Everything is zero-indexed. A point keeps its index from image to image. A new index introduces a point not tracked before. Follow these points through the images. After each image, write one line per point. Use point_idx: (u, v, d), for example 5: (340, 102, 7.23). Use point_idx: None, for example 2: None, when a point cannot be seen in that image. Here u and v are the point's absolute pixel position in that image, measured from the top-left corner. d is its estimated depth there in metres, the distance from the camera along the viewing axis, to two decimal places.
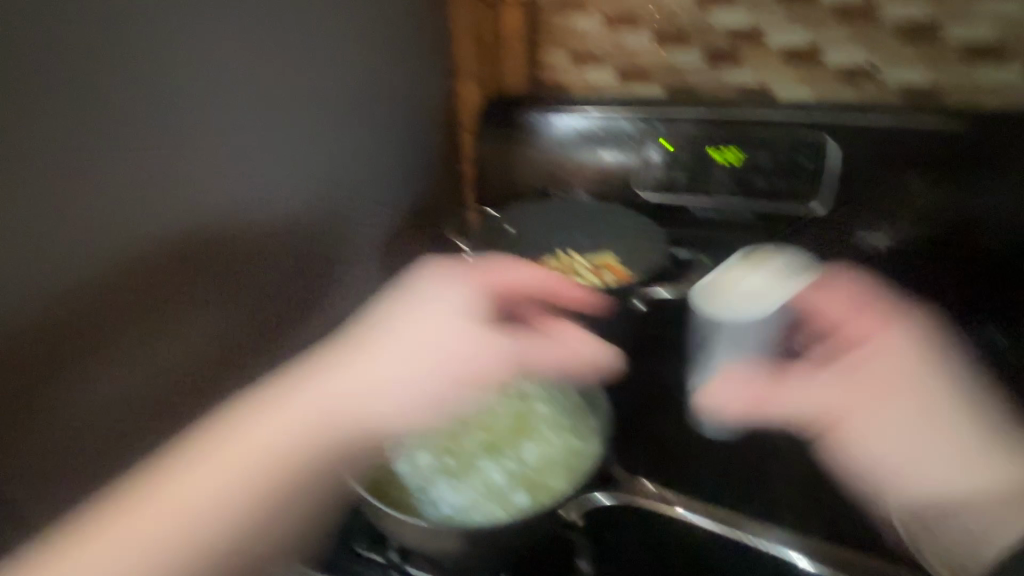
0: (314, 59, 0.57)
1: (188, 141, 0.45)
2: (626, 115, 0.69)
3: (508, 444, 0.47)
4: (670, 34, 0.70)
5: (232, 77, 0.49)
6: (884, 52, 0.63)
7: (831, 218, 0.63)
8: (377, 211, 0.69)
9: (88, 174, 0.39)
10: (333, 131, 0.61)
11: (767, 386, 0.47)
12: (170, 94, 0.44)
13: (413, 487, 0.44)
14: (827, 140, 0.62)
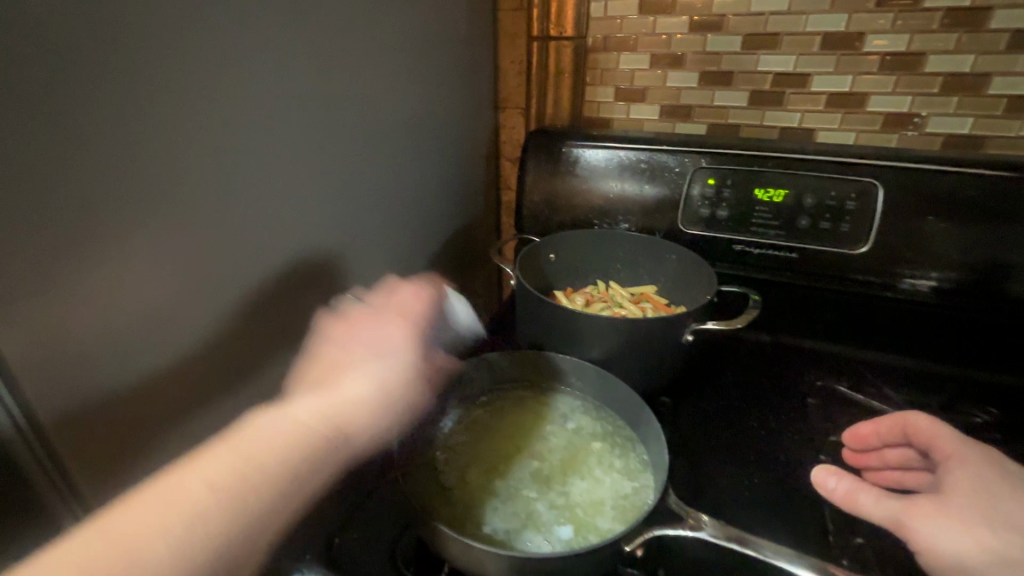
0: (397, 78, 0.59)
1: (269, 97, 0.42)
2: (672, 152, 0.70)
3: (557, 479, 0.45)
4: (716, 75, 0.73)
5: (329, 72, 0.48)
6: (928, 101, 0.65)
7: (874, 259, 0.63)
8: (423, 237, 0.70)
9: (193, 143, 0.37)
10: (402, 155, 0.62)
11: (897, 510, 0.38)
12: (292, 121, 0.45)
13: (455, 504, 0.43)
14: (874, 184, 0.63)
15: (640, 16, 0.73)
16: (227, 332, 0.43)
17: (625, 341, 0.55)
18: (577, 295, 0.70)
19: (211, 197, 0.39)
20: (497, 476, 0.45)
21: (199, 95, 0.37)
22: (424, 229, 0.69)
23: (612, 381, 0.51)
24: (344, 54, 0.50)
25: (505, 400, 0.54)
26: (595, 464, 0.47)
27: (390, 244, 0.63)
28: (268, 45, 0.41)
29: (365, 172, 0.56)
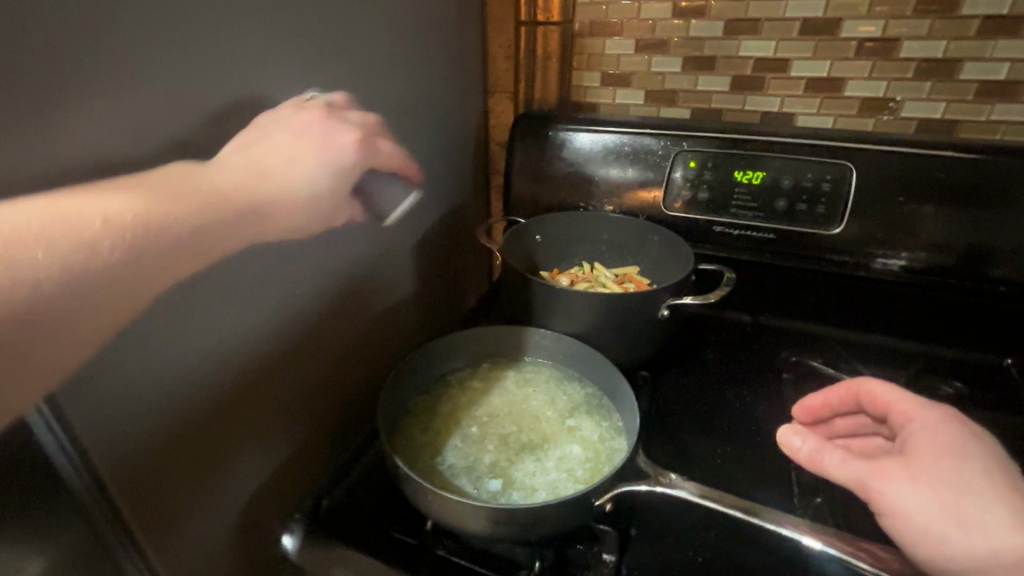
0: (391, 60, 0.60)
1: (266, 43, 0.43)
2: (656, 135, 0.72)
3: (517, 451, 0.47)
4: (698, 60, 0.74)
5: (325, 42, 0.49)
6: (904, 86, 0.66)
7: (847, 239, 0.65)
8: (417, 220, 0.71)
9: (173, 56, 0.36)
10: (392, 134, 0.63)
11: (861, 472, 0.41)
12: (287, 89, 0.45)
13: (430, 464, 0.45)
14: (850, 169, 0.64)
15: (627, 1, 0.74)
16: None
17: (605, 319, 0.57)
18: (563, 276, 0.72)
19: (177, 121, 0.37)
20: (475, 426, 0.49)
21: (184, 53, 0.37)
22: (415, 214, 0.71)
23: (599, 354, 0.53)
24: (339, 35, 0.51)
25: (489, 370, 0.56)
26: (562, 451, 0.47)
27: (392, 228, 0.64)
28: (270, 28, 0.43)
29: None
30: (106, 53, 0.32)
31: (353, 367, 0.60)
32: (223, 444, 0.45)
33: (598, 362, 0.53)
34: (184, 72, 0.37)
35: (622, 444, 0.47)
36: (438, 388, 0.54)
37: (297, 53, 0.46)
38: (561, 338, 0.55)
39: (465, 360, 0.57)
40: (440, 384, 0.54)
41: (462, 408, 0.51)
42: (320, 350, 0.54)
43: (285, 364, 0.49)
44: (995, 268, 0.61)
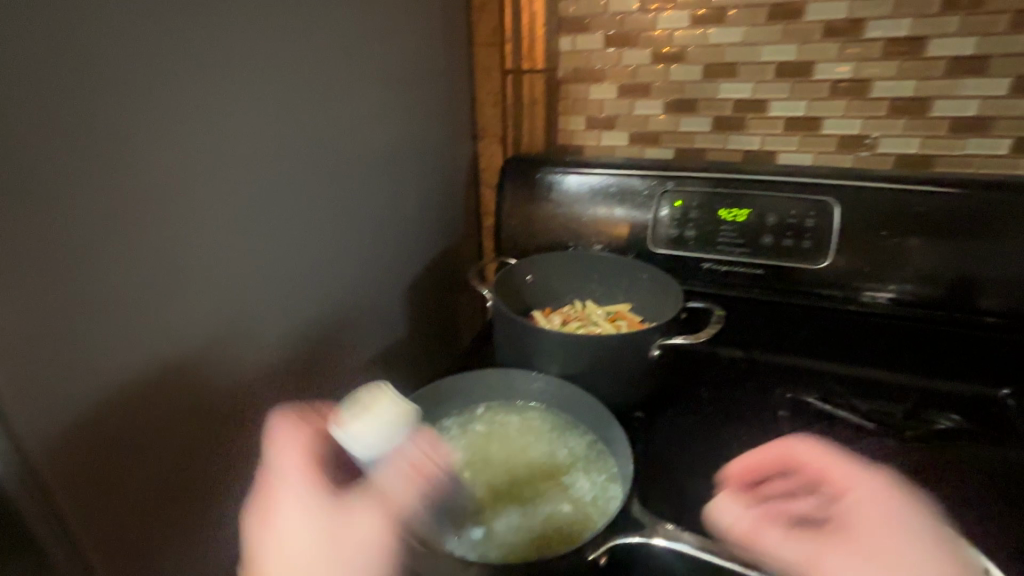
0: (375, 110, 0.62)
1: (247, 95, 0.44)
2: (641, 176, 0.73)
3: (505, 501, 0.46)
4: (680, 104, 0.76)
5: (307, 98, 0.51)
6: (880, 124, 0.68)
7: (837, 274, 0.66)
8: (405, 263, 0.72)
9: (155, 110, 0.37)
10: (379, 182, 0.65)
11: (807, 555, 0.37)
12: (258, 139, 0.46)
13: (420, 515, 0.44)
14: (833, 205, 0.66)
15: (608, 48, 0.77)
16: (219, 359, 0.45)
17: (598, 362, 0.56)
18: (555, 316, 0.72)
19: (161, 171, 0.38)
20: (468, 472, 0.49)
21: (151, 116, 0.37)
22: (401, 257, 0.71)
23: (593, 399, 0.52)
24: (318, 87, 0.52)
25: (484, 414, 0.55)
26: (551, 503, 0.46)
27: (371, 269, 0.65)
28: (248, 84, 0.44)
29: (342, 198, 0.58)
30: (94, 109, 0.34)
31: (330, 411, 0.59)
32: (190, 486, 0.44)
33: (592, 407, 0.52)
34: (166, 125, 0.38)
35: (618, 496, 0.46)
36: (432, 433, 0.53)
37: (278, 104, 0.48)
38: (555, 381, 0.54)
39: (457, 405, 0.55)
40: (434, 428, 0.53)
41: (454, 455, 0.50)
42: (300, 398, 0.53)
43: (251, 408, 0.49)
44: (981, 300, 0.63)
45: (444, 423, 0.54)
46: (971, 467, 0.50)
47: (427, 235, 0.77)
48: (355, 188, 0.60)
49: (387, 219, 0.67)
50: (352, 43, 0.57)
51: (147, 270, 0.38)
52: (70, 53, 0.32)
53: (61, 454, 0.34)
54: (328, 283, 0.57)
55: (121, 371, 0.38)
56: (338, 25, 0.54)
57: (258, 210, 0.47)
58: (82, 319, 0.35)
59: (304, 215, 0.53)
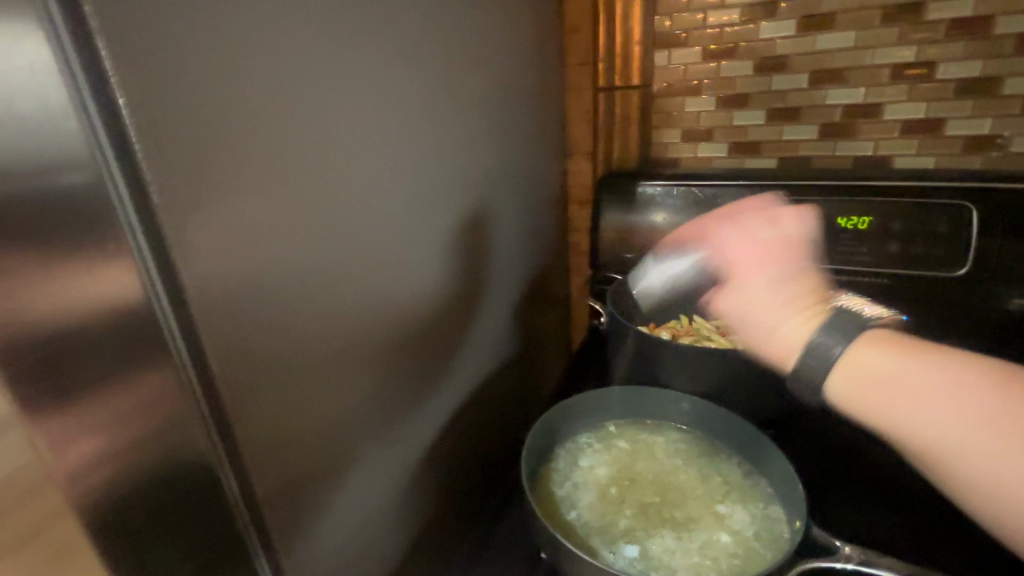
0: (486, 122, 0.64)
1: (401, 109, 0.46)
2: (747, 188, 0.72)
3: (661, 518, 0.44)
4: (783, 112, 0.75)
5: (438, 110, 0.53)
6: (1010, 123, 0.65)
7: (978, 280, 0.62)
8: (510, 278, 0.72)
9: (342, 121, 0.39)
10: (490, 194, 0.66)
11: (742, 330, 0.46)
12: (409, 162, 0.48)
13: (575, 526, 0.44)
14: (967, 210, 0.62)
15: (704, 61, 0.76)
16: (377, 363, 0.46)
17: (731, 377, 0.55)
18: (663, 331, 0.71)
19: (345, 178, 0.40)
20: (616, 487, 0.48)
21: (338, 134, 0.39)
22: (507, 275, 0.72)
23: (738, 417, 0.50)
24: (447, 109, 0.54)
25: (620, 432, 0.54)
26: (712, 527, 0.43)
27: (485, 286, 0.66)
28: (401, 99, 0.46)
29: (464, 217, 0.59)
30: (304, 122, 0.35)
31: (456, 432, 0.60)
32: (355, 492, 0.45)
33: (738, 427, 0.50)
34: (350, 136, 0.40)
35: (786, 525, 0.43)
36: (570, 449, 0.52)
37: (421, 115, 0.49)
38: (690, 400, 0.53)
39: (590, 423, 0.55)
40: (572, 445, 0.53)
41: (599, 471, 0.50)
42: (429, 403, 0.54)
43: (400, 415, 0.50)
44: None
45: (581, 439, 0.53)
46: None
47: (527, 252, 0.77)
48: (473, 198, 0.61)
49: (496, 230, 0.68)
50: (468, 62, 0.58)
51: (333, 276, 0.39)
52: (291, 90, 0.34)
53: (266, 453, 0.35)
54: (456, 300, 0.58)
55: (318, 383, 0.39)
56: (461, 52, 0.56)
57: (408, 217, 0.48)
58: (289, 321, 0.36)
59: (439, 222, 0.54)
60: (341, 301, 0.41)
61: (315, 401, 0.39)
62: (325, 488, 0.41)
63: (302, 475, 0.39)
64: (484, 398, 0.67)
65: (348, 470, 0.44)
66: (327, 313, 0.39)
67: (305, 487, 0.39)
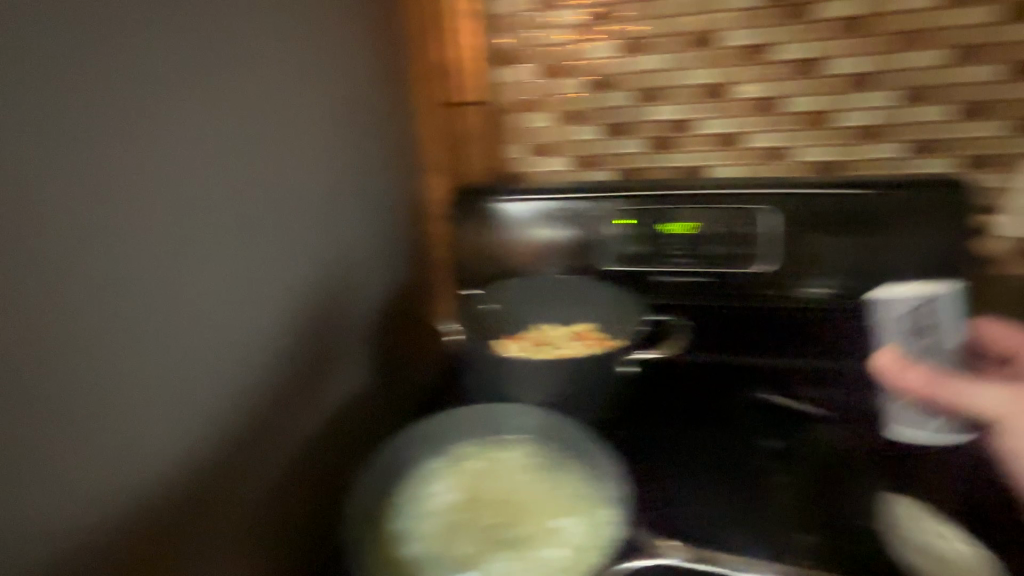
0: (314, 132, 0.60)
1: (163, 125, 0.42)
2: (588, 199, 0.75)
3: (498, 543, 0.44)
4: (614, 128, 0.80)
5: (234, 123, 0.49)
6: (797, 136, 0.74)
7: (774, 275, 0.71)
8: (362, 294, 0.70)
9: (56, 147, 0.34)
10: (325, 208, 0.62)
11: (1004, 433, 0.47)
12: (209, 202, 0.46)
13: (408, 562, 0.43)
14: (761, 211, 0.70)
15: (541, 79, 0.80)
16: (157, 405, 0.42)
17: (570, 386, 0.57)
18: (520, 342, 0.72)
19: (73, 209, 0.35)
20: (460, 512, 0.47)
21: (56, 162, 0.34)
22: (358, 300, 0.69)
23: (568, 424, 0.53)
24: (262, 139, 0.52)
25: (474, 450, 0.54)
26: (547, 541, 0.43)
27: (332, 313, 0.64)
28: (163, 116, 0.42)
29: (298, 249, 0.57)
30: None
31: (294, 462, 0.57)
32: (153, 539, 0.42)
33: (568, 435, 0.53)
34: (73, 162, 0.35)
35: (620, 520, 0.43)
36: (420, 477, 0.51)
37: (201, 130, 0.45)
38: (530, 412, 0.55)
39: (441, 445, 0.54)
40: (421, 472, 0.52)
41: (447, 497, 0.49)
42: (253, 431, 0.52)
43: (207, 450, 0.46)
44: (891, 281, 0.68)
45: (432, 464, 0.53)
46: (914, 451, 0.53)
47: (383, 271, 0.75)
48: (299, 214, 0.58)
49: (338, 244, 0.65)
50: (278, 70, 0.54)
51: (63, 320, 0.35)
52: None
53: None
54: (282, 322, 0.55)
55: (53, 439, 0.35)
56: (275, 77, 0.54)
57: (191, 243, 0.44)
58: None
59: (245, 244, 0.50)
60: (84, 344, 0.36)
61: (64, 468, 0.36)
62: (96, 544, 0.38)
63: (50, 539, 0.35)
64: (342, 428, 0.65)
65: (133, 521, 0.40)
66: (58, 361, 0.35)
67: (62, 548, 0.36)
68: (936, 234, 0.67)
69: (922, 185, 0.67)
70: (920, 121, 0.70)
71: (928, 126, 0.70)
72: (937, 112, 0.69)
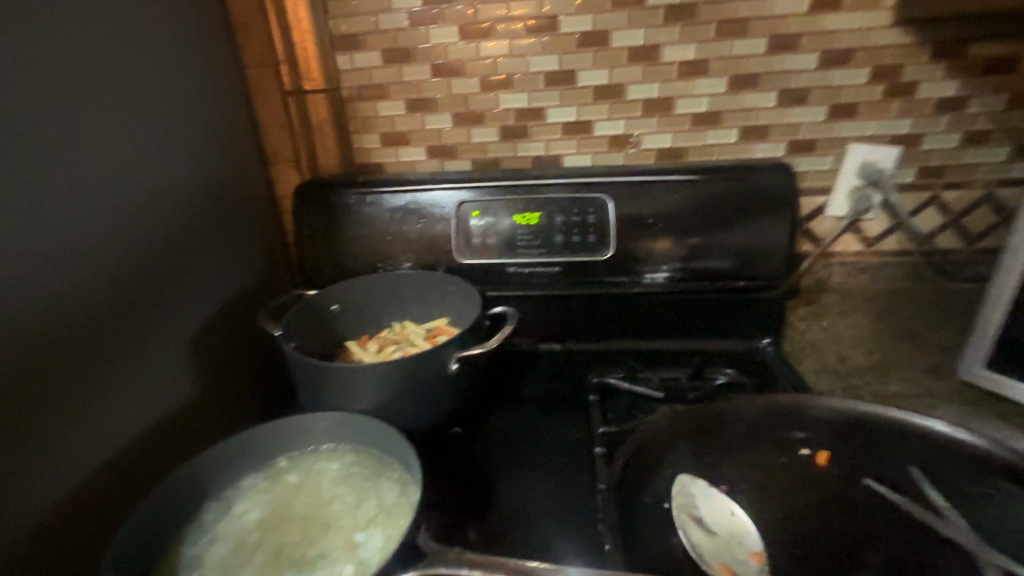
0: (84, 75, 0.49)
1: None
2: (437, 190, 0.73)
3: (289, 565, 0.42)
4: (467, 116, 0.78)
5: None
6: (638, 124, 0.76)
7: (621, 261, 0.72)
8: (186, 280, 0.60)
9: None
10: (115, 170, 0.51)
11: None
12: None
13: None
14: (605, 199, 0.71)
15: (386, 64, 0.76)
16: None
17: (400, 388, 0.54)
18: (372, 343, 0.69)
19: None
20: (260, 532, 0.45)
21: None
22: (186, 289, 0.60)
23: (391, 431, 0.48)
24: (47, 130, 0.45)
25: (293, 462, 0.51)
26: (340, 561, 0.42)
27: (155, 302, 0.56)
28: None
29: (113, 255, 0.51)
30: None
31: (118, 492, 0.51)
32: None
33: (392, 440, 0.49)
34: None
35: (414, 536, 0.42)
36: (227, 497, 0.48)
37: None
38: (349, 420, 0.50)
39: (254, 461, 0.50)
40: (230, 492, 0.48)
41: (251, 515, 0.46)
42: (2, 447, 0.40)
43: None
44: (725, 263, 0.71)
45: (244, 481, 0.49)
46: (732, 430, 0.52)
47: (230, 269, 0.68)
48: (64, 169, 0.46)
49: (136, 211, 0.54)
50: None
51: None
52: None
53: None
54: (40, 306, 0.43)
55: None
56: (62, 58, 0.47)
57: None
58: None
59: None
60: None
61: None
62: None
63: None
64: (170, 442, 0.57)
65: None
66: None
67: None
68: (766, 215, 0.70)
69: (749, 169, 0.71)
70: (748, 106, 0.73)
71: (755, 111, 0.73)
72: (762, 97, 0.72)
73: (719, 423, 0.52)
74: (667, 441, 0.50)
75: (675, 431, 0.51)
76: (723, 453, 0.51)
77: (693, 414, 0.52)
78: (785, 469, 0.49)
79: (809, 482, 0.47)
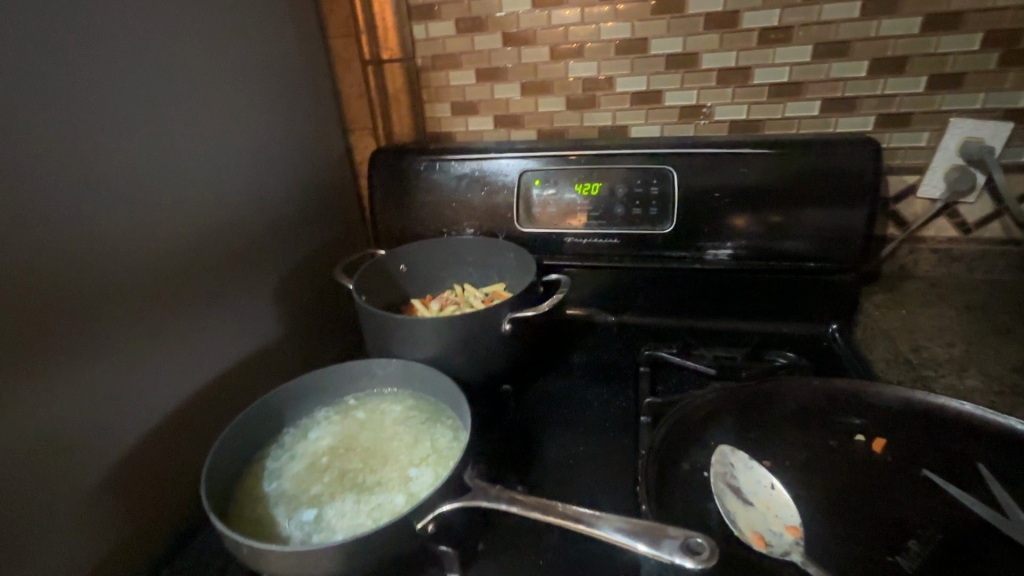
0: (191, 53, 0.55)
1: None
2: (501, 159, 0.75)
3: (350, 485, 0.47)
4: (534, 86, 0.78)
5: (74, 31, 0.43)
6: (711, 94, 0.73)
7: (682, 236, 0.70)
8: (272, 236, 0.67)
9: None
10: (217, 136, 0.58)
11: None
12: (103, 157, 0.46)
13: (268, 496, 0.47)
14: (669, 171, 0.70)
15: (459, 34, 0.78)
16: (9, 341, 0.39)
17: (455, 342, 0.58)
18: (435, 302, 0.73)
19: None
20: (327, 456, 0.51)
21: None
22: (272, 243, 0.67)
23: (447, 380, 0.53)
24: (163, 99, 0.52)
25: (359, 402, 0.57)
26: (394, 487, 0.47)
27: (248, 252, 0.64)
28: None
29: (214, 206, 0.58)
30: None
31: (214, 412, 0.59)
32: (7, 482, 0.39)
33: (448, 389, 0.53)
34: None
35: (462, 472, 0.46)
36: (302, 425, 0.54)
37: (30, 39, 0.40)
38: (412, 367, 0.56)
39: (326, 397, 0.56)
40: (304, 422, 0.55)
41: (322, 442, 0.52)
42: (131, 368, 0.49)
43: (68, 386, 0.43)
44: (793, 243, 0.68)
45: (318, 414, 0.56)
46: (780, 411, 0.51)
47: (310, 229, 0.75)
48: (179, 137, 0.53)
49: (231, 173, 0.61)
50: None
51: None
52: None
53: None
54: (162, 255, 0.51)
55: None
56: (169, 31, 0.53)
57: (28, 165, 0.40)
58: None
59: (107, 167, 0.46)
60: None
61: None
62: None
63: None
64: (253, 377, 0.65)
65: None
66: None
67: None
68: (844, 194, 0.66)
69: (831, 144, 0.66)
70: (834, 76, 0.68)
71: (841, 82, 0.68)
72: (851, 67, 0.67)
73: (768, 401, 0.51)
74: (713, 417, 0.50)
75: (720, 407, 0.51)
76: (769, 431, 0.50)
77: (743, 392, 0.51)
78: (834, 453, 0.48)
79: (857, 469, 0.47)
